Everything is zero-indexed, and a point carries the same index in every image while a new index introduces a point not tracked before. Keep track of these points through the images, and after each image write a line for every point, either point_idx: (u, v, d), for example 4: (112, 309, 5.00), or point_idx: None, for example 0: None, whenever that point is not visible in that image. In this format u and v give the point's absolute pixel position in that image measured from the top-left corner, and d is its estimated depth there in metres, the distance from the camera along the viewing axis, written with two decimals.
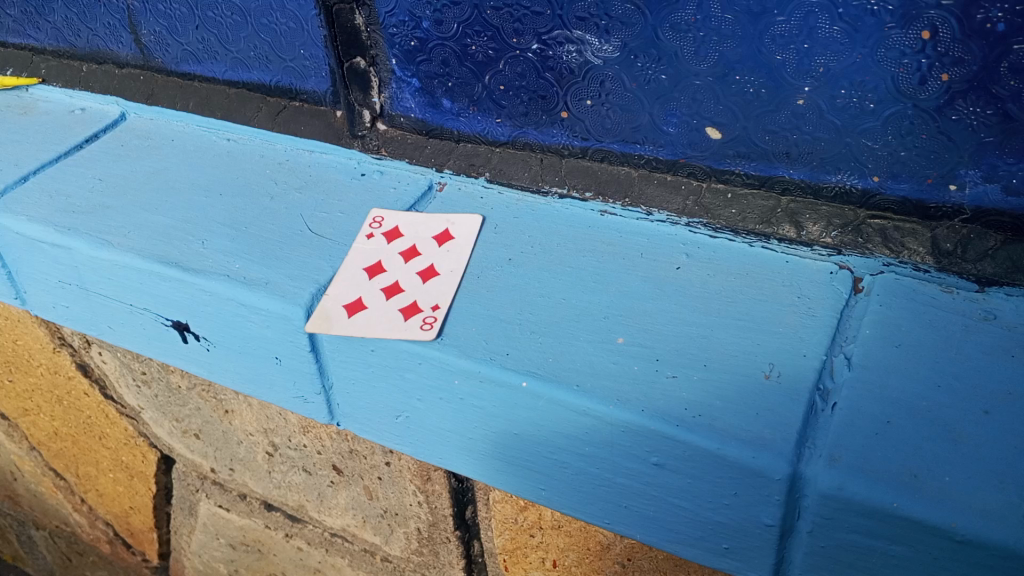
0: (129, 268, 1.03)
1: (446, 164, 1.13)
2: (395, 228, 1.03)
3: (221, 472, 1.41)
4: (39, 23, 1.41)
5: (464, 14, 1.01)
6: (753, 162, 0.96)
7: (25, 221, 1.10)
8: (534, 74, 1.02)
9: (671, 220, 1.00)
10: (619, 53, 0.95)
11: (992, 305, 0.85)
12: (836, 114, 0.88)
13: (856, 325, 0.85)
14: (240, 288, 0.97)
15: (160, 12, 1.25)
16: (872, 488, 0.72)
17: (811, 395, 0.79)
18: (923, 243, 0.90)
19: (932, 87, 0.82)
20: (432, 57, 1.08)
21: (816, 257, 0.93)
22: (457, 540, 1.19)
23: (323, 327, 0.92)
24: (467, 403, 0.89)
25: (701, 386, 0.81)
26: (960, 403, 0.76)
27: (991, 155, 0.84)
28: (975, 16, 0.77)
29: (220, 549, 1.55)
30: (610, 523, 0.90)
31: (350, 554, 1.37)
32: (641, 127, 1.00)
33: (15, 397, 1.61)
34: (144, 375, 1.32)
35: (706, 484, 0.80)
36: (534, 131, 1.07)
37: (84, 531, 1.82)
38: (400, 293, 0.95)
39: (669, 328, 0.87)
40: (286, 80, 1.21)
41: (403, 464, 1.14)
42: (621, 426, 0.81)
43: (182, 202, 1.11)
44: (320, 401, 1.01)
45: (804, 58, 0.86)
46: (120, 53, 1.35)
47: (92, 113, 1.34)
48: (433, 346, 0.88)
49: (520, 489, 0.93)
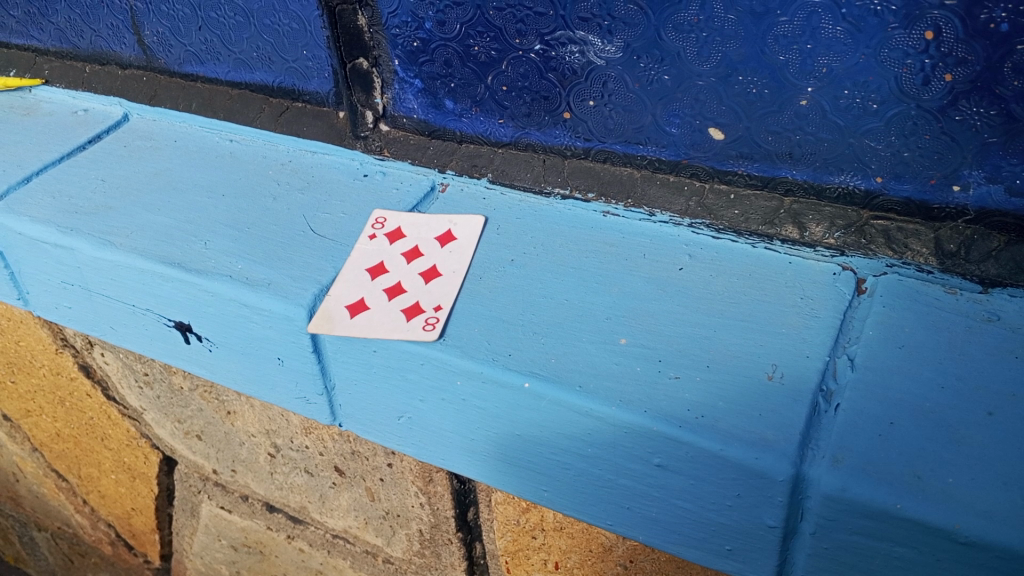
0: (132, 268, 1.03)
1: (448, 165, 1.13)
2: (397, 228, 1.03)
3: (223, 473, 1.41)
4: (42, 24, 1.41)
5: (467, 14, 1.01)
6: (756, 163, 0.96)
7: (28, 222, 1.10)
8: (536, 75, 1.02)
9: (673, 221, 1.00)
10: (621, 54, 0.95)
11: (995, 306, 0.85)
12: (839, 115, 0.88)
13: (858, 326, 0.85)
14: (242, 289, 0.97)
15: (163, 13, 1.26)
16: (875, 489, 0.72)
17: (814, 396, 0.78)
18: (926, 244, 0.90)
19: (936, 87, 0.81)
20: (435, 58, 1.08)
21: (818, 258, 0.92)
22: (459, 541, 1.18)
23: (325, 328, 0.92)
24: (469, 404, 0.89)
25: (703, 387, 0.81)
26: (963, 404, 0.76)
27: (994, 155, 0.84)
28: (978, 16, 0.77)
29: (222, 551, 1.54)
30: (613, 525, 0.90)
31: (352, 556, 1.37)
32: (644, 128, 1.00)
33: (17, 398, 1.61)
34: (146, 376, 1.32)
35: (709, 485, 0.80)
36: (537, 131, 1.07)
37: (86, 532, 1.82)
38: (401, 293, 0.95)
39: (671, 329, 0.87)
40: (288, 81, 1.21)
41: (405, 466, 1.14)
42: (623, 427, 0.81)
43: (184, 203, 1.12)
44: (322, 402, 1.01)
45: (807, 58, 0.85)
46: (123, 54, 1.35)
47: (94, 115, 1.34)
48: (435, 346, 0.88)
49: (522, 491, 0.93)
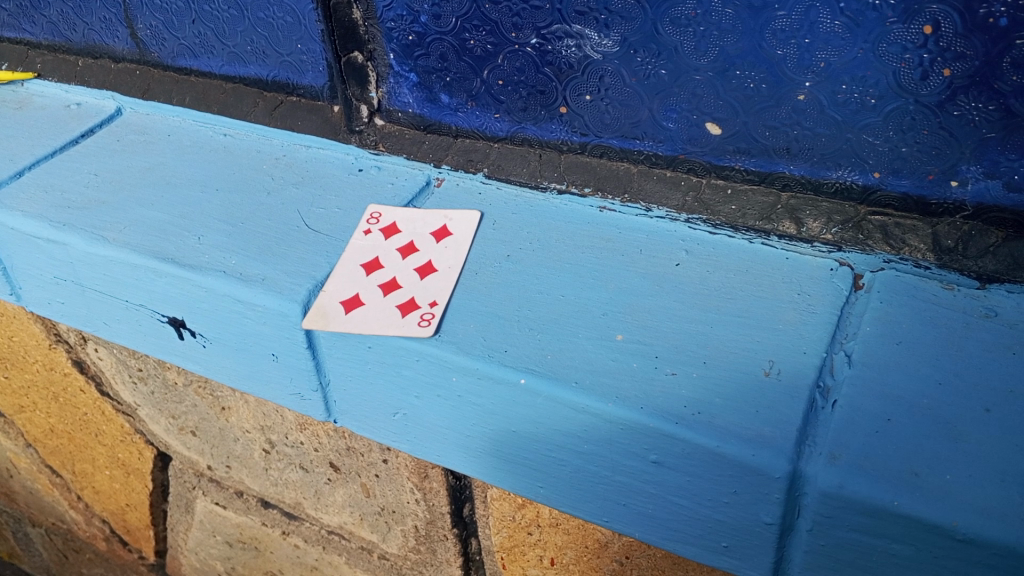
0: (125, 264, 1.02)
1: (444, 159, 1.12)
2: (392, 224, 1.02)
3: (219, 469, 1.40)
4: (34, 17, 1.40)
5: (463, 8, 1.00)
6: (753, 158, 0.96)
7: (20, 217, 1.09)
8: (532, 69, 1.01)
9: (670, 217, 0.99)
10: (618, 48, 0.94)
11: (992, 301, 0.85)
12: (837, 110, 0.87)
13: (856, 322, 0.84)
14: (237, 285, 0.96)
15: (156, 6, 1.24)
16: (872, 486, 0.71)
17: (811, 393, 0.78)
18: (923, 239, 0.90)
19: (934, 82, 0.81)
20: (430, 51, 1.07)
21: (815, 254, 0.92)
22: (454, 537, 1.18)
23: (320, 324, 0.91)
24: (465, 401, 0.89)
25: (701, 383, 0.80)
26: (961, 401, 0.76)
27: (992, 151, 0.83)
28: (977, 10, 0.76)
29: (217, 547, 1.54)
30: (609, 521, 0.90)
31: (348, 552, 1.36)
32: (641, 123, 0.99)
33: (10, 394, 1.60)
34: (140, 372, 1.31)
35: (705, 482, 0.80)
36: (533, 126, 1.06)
37: (80, 528, 1.81)
38: (396, 289, 0.95)
39: (668, 325, 0.86)
40: (283, 75, 1.20)
41: (400, 462, 1.13)
42: (620, 423, 0.80)
43: (178, 198, 1.11)
44: (317, 398, 1.01)
45: (805, 53, 0.85)
46: (116, 48, 1.34)
47: (87, 109, 1.33)
48: (431, 342, 0.88)
49: (519, 487, 0.93)
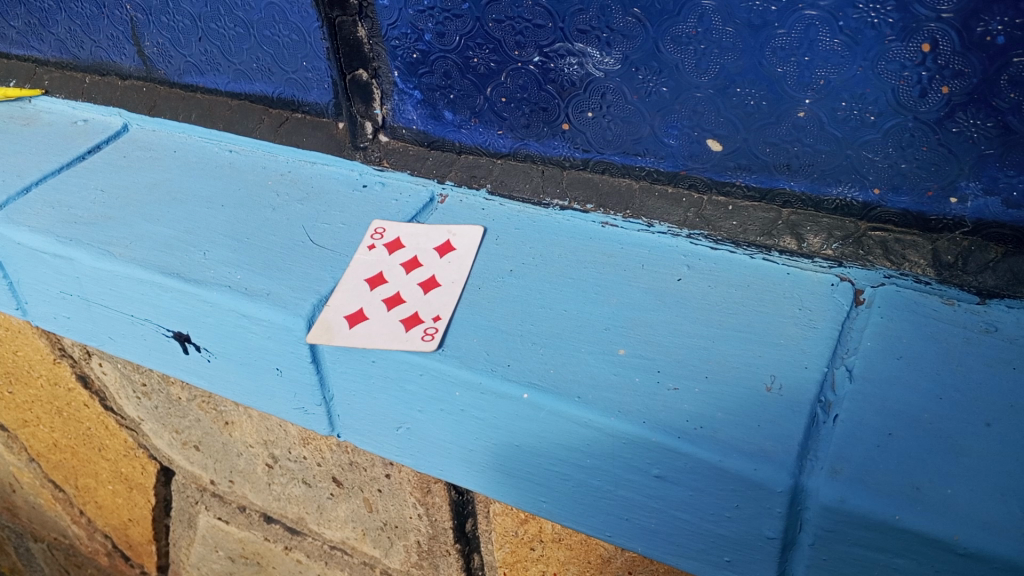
0: (131, 278, 1.03)
1: (447, 176, 1.13)
2: (396, 239, 1.03)
3: (221, 484, 1.40)
4: (43, 34, 1.41)
5: (466, 26, 1.01)
6: (754, 175, 0.96)
7: (27, 232, 1.10)
8: (535, 87, 1.02)
9: (671, 232, 1.00)
10: (620, 66, 0.95)
11: (993, 317, 0.85)
12: (837, 126, 0.88)
13: (857, 337, 0.85)
14: (242, 299, 0.97)
15: (163, 24, 1.26)
16: (874, 500, 0.71)
17: (812, 408, 0.78)
18: (923, 255, 0.90)
19: (933, 99, 0.82)
20: (434, 69, 1.08)
21: (816, 269, 0.93)
22: (457, 553, 1.18)
23: (323, 338, 0.92)
24: (467, 415, 0.89)
25: (702, 397, 0.81)
26: (962, 415, 0.76)
27: (991, 167, 0.84)
28: (975, 29, 0.77)
29: (220, 562, 1.53)
30: (611, 536, 0.90)
31: (350, 567, 1.36)
32: (642, 139, 1.00)
33: (15, 408, 1.60)
34: (144, 387, 1.32)
35: (706, 496, 0.80)
36: (535, 142, 1.08)
37: (82, 543, 1.81)
38: (400, 303, 0.95)
39: (670, 340, 0.87)
40: (288, 92, 1.22)
41: (403, 477, 1.13)
42: (622, 438, 0.81)
43: (184, 213, 1.12)
44: (320, 412, 1.01)
45: (805, 71, 0.86)
46: (123, 65, 1.35)
47: (94, 125, 1.34)
48: (433, 357, 0.88)
49: (521, 501, 0.93)
